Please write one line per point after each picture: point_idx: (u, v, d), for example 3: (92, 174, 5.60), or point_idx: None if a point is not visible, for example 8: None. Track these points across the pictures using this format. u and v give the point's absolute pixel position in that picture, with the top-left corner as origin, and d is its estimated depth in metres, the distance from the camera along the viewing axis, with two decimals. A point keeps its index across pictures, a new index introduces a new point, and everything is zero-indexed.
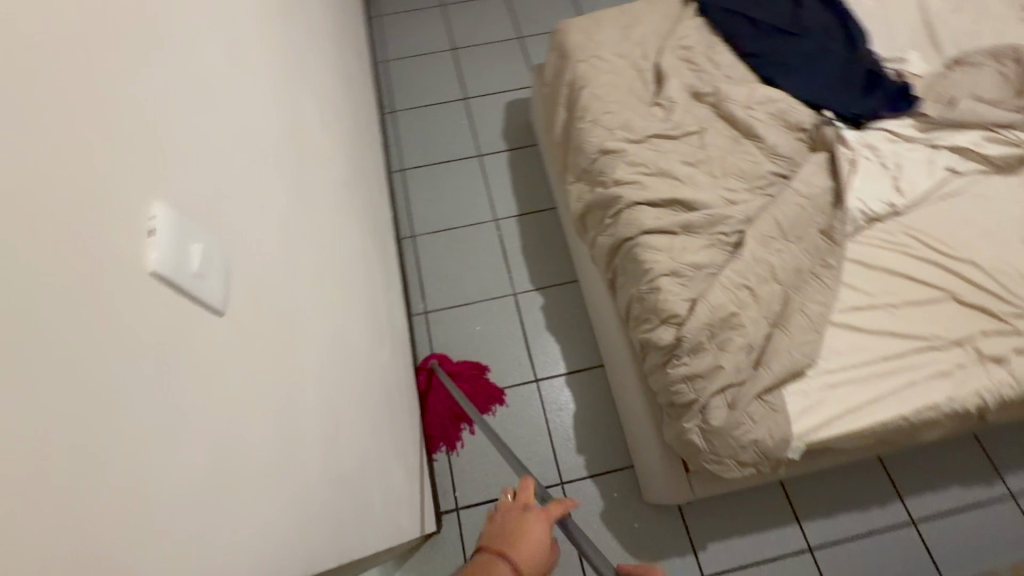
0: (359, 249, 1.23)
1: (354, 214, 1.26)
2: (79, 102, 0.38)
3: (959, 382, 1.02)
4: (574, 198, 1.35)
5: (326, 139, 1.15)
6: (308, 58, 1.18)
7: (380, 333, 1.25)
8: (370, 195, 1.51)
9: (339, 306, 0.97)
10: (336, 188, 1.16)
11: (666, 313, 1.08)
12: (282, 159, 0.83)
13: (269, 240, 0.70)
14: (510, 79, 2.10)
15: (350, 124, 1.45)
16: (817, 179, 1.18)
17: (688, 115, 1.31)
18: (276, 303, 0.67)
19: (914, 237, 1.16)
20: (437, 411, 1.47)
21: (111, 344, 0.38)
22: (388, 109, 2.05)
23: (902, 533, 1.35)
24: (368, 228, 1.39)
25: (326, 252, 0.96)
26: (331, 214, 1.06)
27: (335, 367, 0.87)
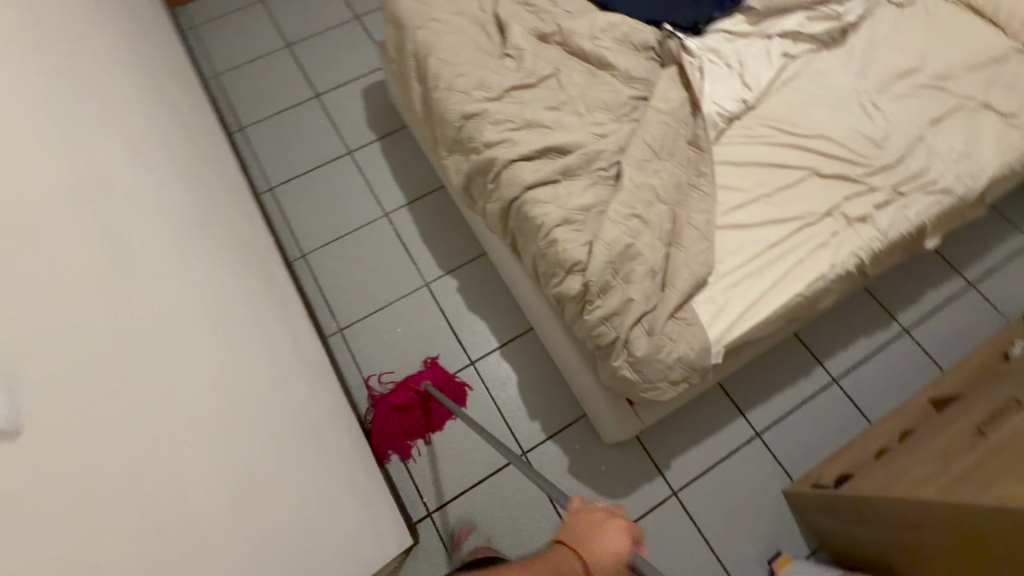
0: (228, 281, 1.13)
1: (211, 245, 1.14)
2: None
3: (836, 248, 1.09)
4: (453, 171, 1.30)
5: (142, 175, 1.02)
6: (88, 95, 0.99)
7: (285, 363, 1.15)
8: (232, 225, 1.36)
9: (207, 352, 0.89)
10: (174, 224, 1.04)
11: (570, 262, 1.07)
12: (65, 213, 0.72)
13: (60, 312, 0.61)
14: (360, 63, 1.97)
15: (181, 160, 1.27)
16: (673, 93, 1.19)
17: (540, 60, 1.28)
18: (89, 382, 0.60)
19: (772, 126, 1.22)
20: (400, 411, 1.42)
21: None
22: (237, 127, 1.86)
23: (830, 395, 1.48)
24: (239, 257, 1.27)
25: (167, 298, 0.86)
26: (170, 256, 0.95)
27: (206, 418, 0.78)
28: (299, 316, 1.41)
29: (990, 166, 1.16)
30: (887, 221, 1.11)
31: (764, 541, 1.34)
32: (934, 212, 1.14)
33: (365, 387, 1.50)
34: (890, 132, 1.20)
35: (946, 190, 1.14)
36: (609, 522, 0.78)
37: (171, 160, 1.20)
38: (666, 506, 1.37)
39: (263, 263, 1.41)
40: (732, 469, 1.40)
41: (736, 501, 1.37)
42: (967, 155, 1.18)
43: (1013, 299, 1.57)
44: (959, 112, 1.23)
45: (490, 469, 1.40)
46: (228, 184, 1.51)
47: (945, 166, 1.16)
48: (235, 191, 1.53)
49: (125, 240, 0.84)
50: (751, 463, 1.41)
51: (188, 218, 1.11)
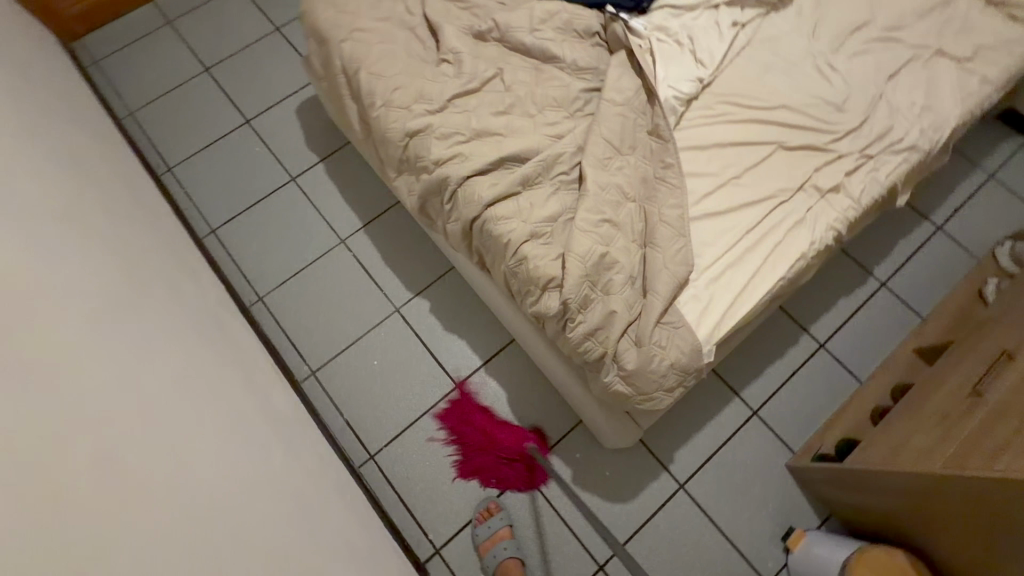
0: (168, 354, 1.03)
1: (140, 321, 1.04)
2: None
3: (813, 224, 1.06)
4: (405, 193, 1.21)
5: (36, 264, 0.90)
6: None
7: (253, 430, 1.07)
8: (172, 284, 1.25)
9: (146, 452, 0.80)
10: (85, 309, 0.93)
11: (544, 279, 1.00)
12: None
13: None
14: (289, 80, 1.82)
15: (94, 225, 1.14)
16: (626, 81, 1.12)
17: (480, 61, 1.18)
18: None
19: (732, 102, 1.16)
20: (485, 430, 1.38)
21: None
22: (165, 169, 1.71)
23: (820, 360, 1.47)
24: (183, 320, 1.17)
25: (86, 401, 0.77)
26: (83, 352, 0.85)
27: (154, 527, 0.70)
28: (265, 369, 1.31)
29: (952, 116, 1.14)
30: (859, 188, 1.08)
31: (776, 518, 1.33)
32: (903, 171, 1.11)
33: (349, 429, 1.42)
34: (850, 93, 1.16)
35: (913, 147, 1.12)
36: None
37: (78, 234, 1.08)
38: (675, 501, 1.35)
39: (215, 318, 1.30)
40: (735, 451, 1.39)
41: (743, 484, 1.36)
42: (928, 108, 1.15)
43: (980, 237, 1.59)
44: (915, 62, 1.20)
45: (493, 494, 1.36)
46: (162, 237, 1.38)
47: (909, 122, 1.13)
48: (172, 242, 1.40)
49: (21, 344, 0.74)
50: (752, 442, 1.39)
51: (104, 300, 1.00)
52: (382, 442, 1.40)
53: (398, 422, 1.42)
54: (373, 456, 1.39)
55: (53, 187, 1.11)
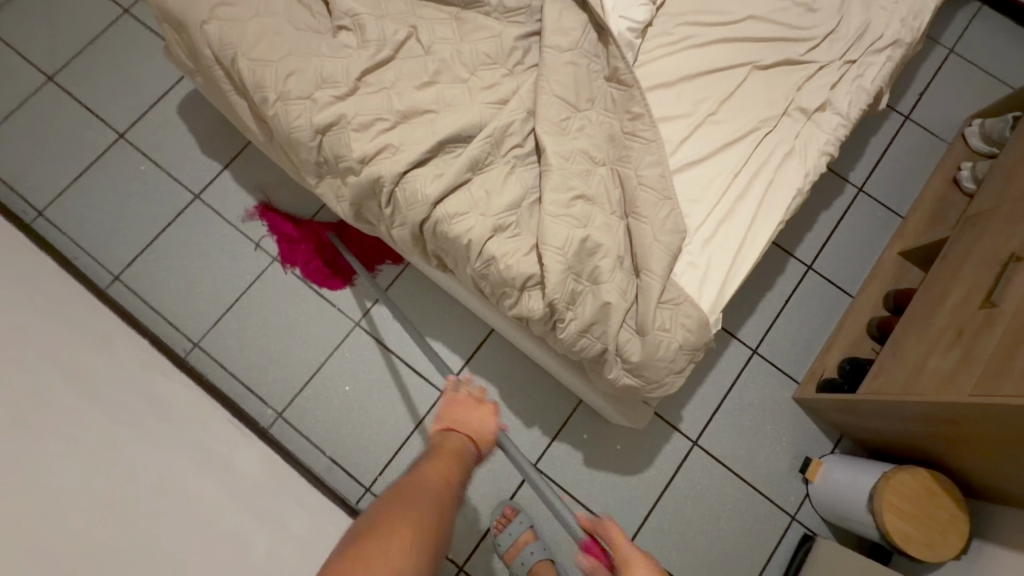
0: (81, 467, 0.83)
1: (36, 430, 0.82)
2: None
3: (804, 154, 0.95)
4: (333, 200, 1.01)
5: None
6: None
7: (212, 527, 0.91)
8: (77, 360, 1.02)
9: None
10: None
11: (521, 279, 0.86)
12: None
13: None
14: (159, 75, 1.50)
15: None
16: (569, 19, 0.92)
17: (386, 22, 0.96)
18: None
19: (692, 22, 0.99)
20: (325, 250, 1.37)
21: None
22: (35, 214, 1.41)
23: (810, 283, 1.41)
24: (102, 404, 0.96)
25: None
26: None
27: None
28: (220, 430, 1.14)
29: None
30: (847, 101, 0.97)
31: (791, 451, 1.32)
32: (889, 72, 0.99)
33: (336, 465, 1.29)
34: None
35: (896, 42, 0.99)
36: (478, 404, 0.87)
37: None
38: (691, 460, 1.31)
39: (144, 388, 1.10)
40: (741, 394, 1.34)
41: (754, 425, 1.33)
42: None
43: (949, 119, 1.52)
44: None
45: (505, 497, 1.28)
46: (52, 303, 1.13)
47: (887, 12, 1.00)
48: (67, 306, 1.16)
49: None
50: (757, 382, 1.35)
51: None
52: (376, 471, 1.29)
53: (388, 445, 1.30)
54: (369, 488, 1.28)
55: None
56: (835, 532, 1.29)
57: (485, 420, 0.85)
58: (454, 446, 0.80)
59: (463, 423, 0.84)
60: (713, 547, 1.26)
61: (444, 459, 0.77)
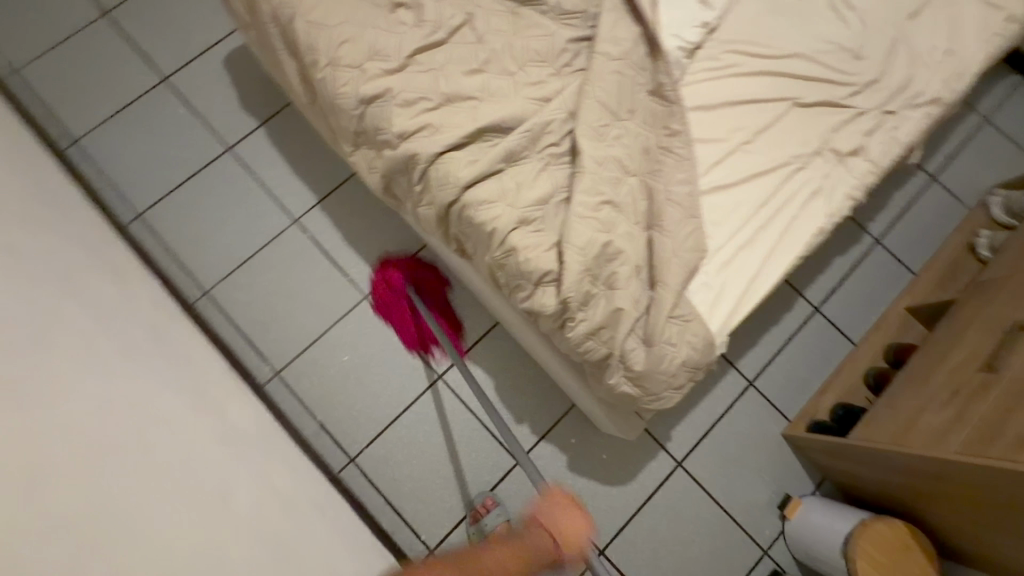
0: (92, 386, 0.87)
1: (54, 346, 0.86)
2: None
3: (831, 195, 0.96)
4: (365, 170, 1.03)
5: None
6: None
7: (197, 470, 0.91)
8: (94, 288, 1.05)
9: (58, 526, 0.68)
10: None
11: (537, 273, 0.87)
12: None
13: None
14: (208, 26, 1.52)
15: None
16: (622, 29, 0.94)
17: (445, 5, 0.98)
18: None
19: (740, 51, 1.01)
20: (416, 328, 1.34)
21: None
22: (69, 141, 1.43)
23: (814, 325, 1.43)
24: (114, 333, 1.00)
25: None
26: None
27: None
28: (217, 379, 1.15)
29: (976, 61, 1.03)
30: (879, 150, 0.98)
31: (772, 487, 1.33)
32: (924, 128, 1.01)
33: (325, 431, 1.30)
34: (869, 37, 1.03)
35: (935, 100, 1.01)
36: (576, 509, 0.80)
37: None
38: (673, 480, 1.31)
39: (152, 328, 1.11)
40: (732, 423, 1.35)
41: (740, 455, 1.34)
42: (953, 53, 1.03)
43: (974, 185, 1.53)
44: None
45: (486, 489, 1.29)
46: (73, 229, 1.15)
47: (931, 70, 1.02)
48: (87, 235, 1.18)
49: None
50: (749, 413, 1.36)
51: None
52: (363, 444, 1.30)
53: (379, 419, 1.31)
54: (354, 459, 1.29)
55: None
56: (804, 572, 1.30)
57: (581, 525, 0.79)
58: (536, 545, 0.76)
59: (564, 530, 0.78)
60: (682, 569, 1.27)
61: (519, 544, 0.75)
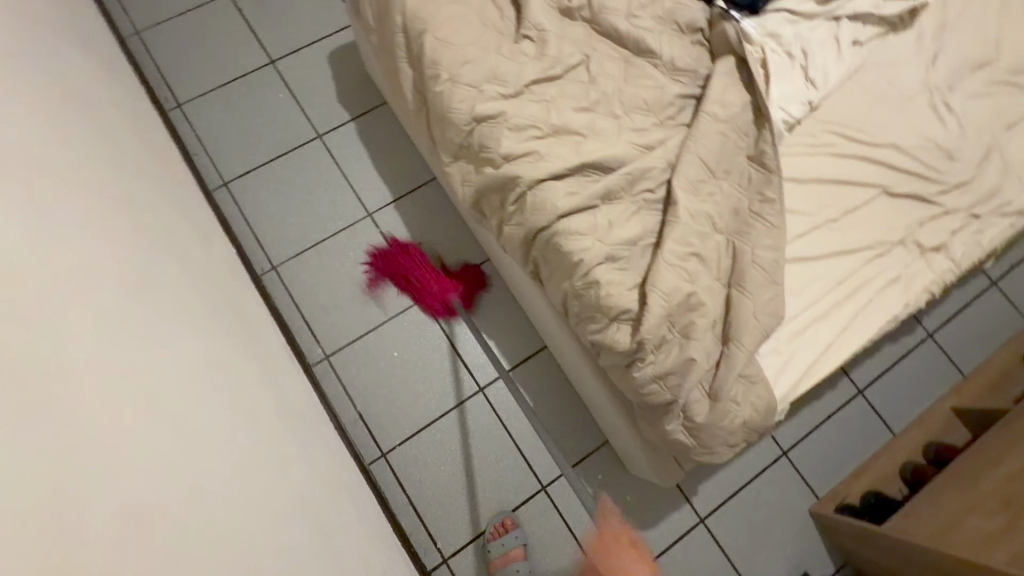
0: (227, 334, 1.05)
1: (204, 298, 1.07)
2: None
3: (908, 286, 0.98)
4: (458, 182, 1.06)
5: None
6: None
7: (259, 438, 0.93)
8: (223, 262, 1.24)
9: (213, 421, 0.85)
10: (100, 256, 0.85)
11: (615, 309, 0.90)
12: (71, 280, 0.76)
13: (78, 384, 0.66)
14: (321, 21, 1.61)
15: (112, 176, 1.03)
16: (732, 95, 0.99)
17: (566, 43, 1.03)
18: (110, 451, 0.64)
19: (836, 133, 1.05)
20: (416, 279, 1.37)
21: None
22: (173, 104, 1.52)
23: (856, 407, 1.42)
24: (240, 304, 1.18)
25: (19, 380, 0.58)
26: (174, 322, 0.93)
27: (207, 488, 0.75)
28: (276, 353, 1.19)
29: None
30: (961, 250, 1.00)
31: (792, 562, 1.31)
32: (1007, 237, 1.03)
33: (362, 422, 1.32)
34: (965, 140, 1.06)
35: (1021, 212, 1.03)
36: None
37: (73, 177, 0.90)
38: (693, 535, 1.31)
39: (232, 298, 1.17)
40: (760, 489, 1.35)
41: (765, 523, 1.33)
42: None
43: None
44: None
45: (507, 509, 1.29)
46: (172, 189, 1.23)
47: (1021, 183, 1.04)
48: (183, 198, 1.25)
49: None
50: (779, 483, 1.36)
51: (94, 261, 0.84)
52: (396, 440, 1.32)
53: (415, 419, 1.34)
54: (385, 454, 1.31)
55: (51, 109, 0.94)
56: None
57: None
58: None
59: None
60: None
61: None
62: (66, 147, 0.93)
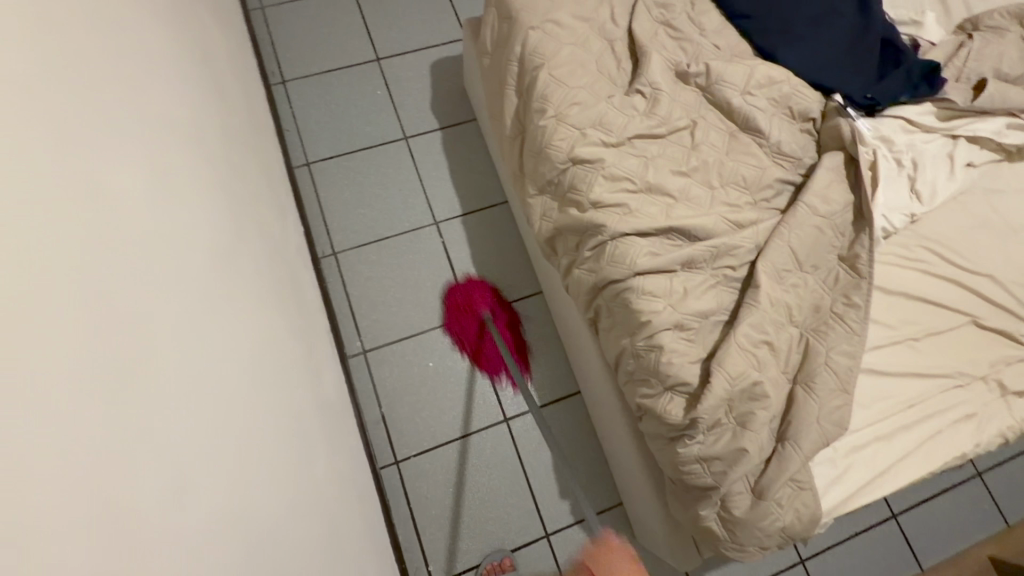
0: (294, 318, 1.11)
1: (283, 278, 1.13)
2: (94, 261, 0.51)
3: (982, 424, 0.93)
4: (537, 215, 1.06)
5: (150, 124, 0.75)
6: (150, 65, 0.82)
7: (292, 428, 0.89)
8: (300, 254, 1.29)
9: (278, 393, 0.90)
10: (229, 219, 0.95)
11: (674, 379, 0.88)
12: (211, 230, 0.86)
13: (208, 319, 0.74)
14: (432, 31, 1.67)
15: (226, 140, 1.06)
16: (834, 192, 0.97)
17: (676, 106, 1.03)
18: (216, 387, 0.69)
19: (933, 251, 1.01)
20: (478, 351, 1.38)
21: (128, 420, 0.48)
22: (278, 80, 1.58)
23: (887, 530, 1.35)
24: (312, 303, 1.24)
25: (175, 293, 0.67)
26: (267, 298, 1.00)
27: (268, 450, 0.77)
28: (320, 340, 1.20)
29: None
30: None
31: None
32: None
33: (383, 424, 1.32)
34: None
35: None
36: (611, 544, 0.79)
37: (214, 137, 1.00)
38: None
39: (293, 276, 1.18)
40: None
41: None
42: None
43: None
44: None
45: (507, 548, 1.26)
46: (263, 159, 1.26)
47: None
48: (270, 171, 1.29)
49: (53, 152, 0.49)
50: None
51: (202, 211, 0.84)
52: (412, 451, 1.31)
53: (436, 434, 1.32)
54: (398, 462, 1.30)
55: (202, 77, 1.04)
56: None
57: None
58: None
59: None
60: None
61: None
62: (213, 114, 1.03)
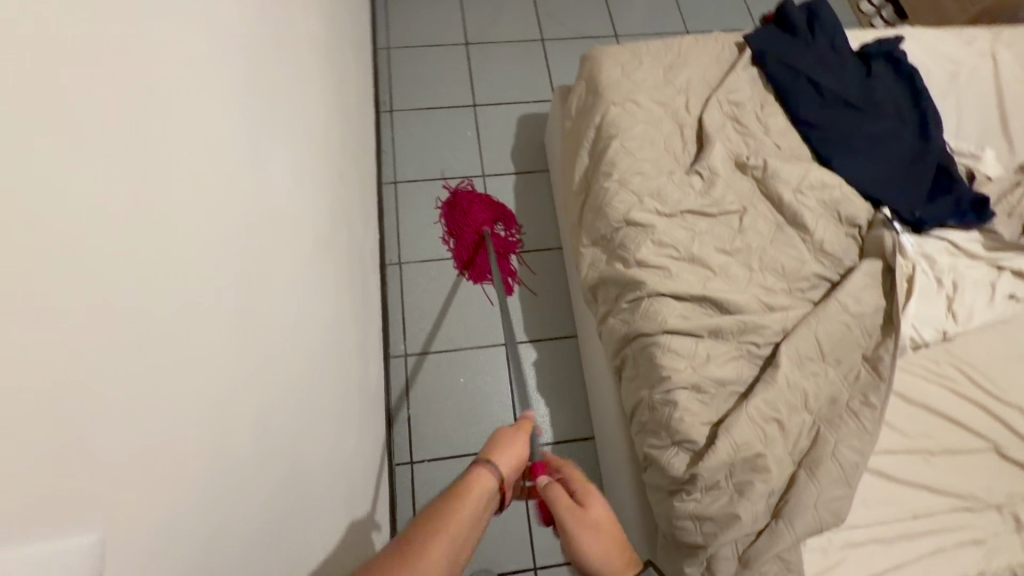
0: (356, 313, 1.23)
1: (355, 277, 1.27)
2: (251, 219, 0.64)
3: (990, 553, 0.92)
4: (585, 264, 1.16)
5: (298, 128, 0.93)
6: (307, 87, 1.02)
7: (338, 403, 1.01)
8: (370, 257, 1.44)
9: (331, 372, 1.00)
10: (330, 217, 1.11)
11: (682, 436, 0.94)
12: (317, 220, 1.00)
13: (303, 290, 0.87)
14: (526, 89, 1.88)
15: (341, 152, 1.25)
16: (867, 296, 1.03)
17: (730, 191, 1.14)
18: (299, 348, 0.80)
19: (962, 372, 1.04)
20: (471, 255, 1.60)
21: (248, 347, 0.59)
22: (387, 109, 1.82)
23: None
24: (371, 299, 1.38)
25: (288, 261, 0.80)
26: (342, 289, 1.14)
27: (321, 415, 0.88)
28: (372, 336, 1.34)
29: None
30: None
31: None
32: None
33: (407, 425, 1.43)
34: None
35: None
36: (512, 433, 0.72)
37: (333, 147, 1.19)
38: None
39: (363, 275, 1.34)
40: None
41: None
42: None
43: None
44: None
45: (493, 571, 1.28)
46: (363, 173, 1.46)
47: None
48: (365, 183, 1.48)
49: (245, 131, 0.64)
50: None
51: (316, 203, 1.00)
52: (428, 455, 1.40)
53: (452, 445, 1.41)
54: (413, 462, 1.39)
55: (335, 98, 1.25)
56: None
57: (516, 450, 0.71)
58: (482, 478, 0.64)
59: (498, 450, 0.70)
60: None
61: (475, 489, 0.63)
62: (337, 128, 1.23)
